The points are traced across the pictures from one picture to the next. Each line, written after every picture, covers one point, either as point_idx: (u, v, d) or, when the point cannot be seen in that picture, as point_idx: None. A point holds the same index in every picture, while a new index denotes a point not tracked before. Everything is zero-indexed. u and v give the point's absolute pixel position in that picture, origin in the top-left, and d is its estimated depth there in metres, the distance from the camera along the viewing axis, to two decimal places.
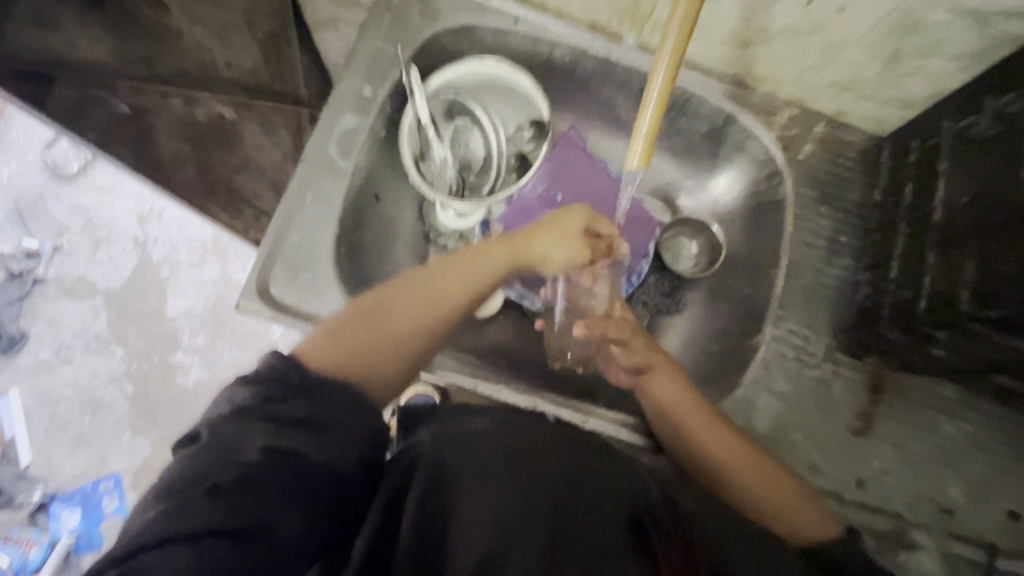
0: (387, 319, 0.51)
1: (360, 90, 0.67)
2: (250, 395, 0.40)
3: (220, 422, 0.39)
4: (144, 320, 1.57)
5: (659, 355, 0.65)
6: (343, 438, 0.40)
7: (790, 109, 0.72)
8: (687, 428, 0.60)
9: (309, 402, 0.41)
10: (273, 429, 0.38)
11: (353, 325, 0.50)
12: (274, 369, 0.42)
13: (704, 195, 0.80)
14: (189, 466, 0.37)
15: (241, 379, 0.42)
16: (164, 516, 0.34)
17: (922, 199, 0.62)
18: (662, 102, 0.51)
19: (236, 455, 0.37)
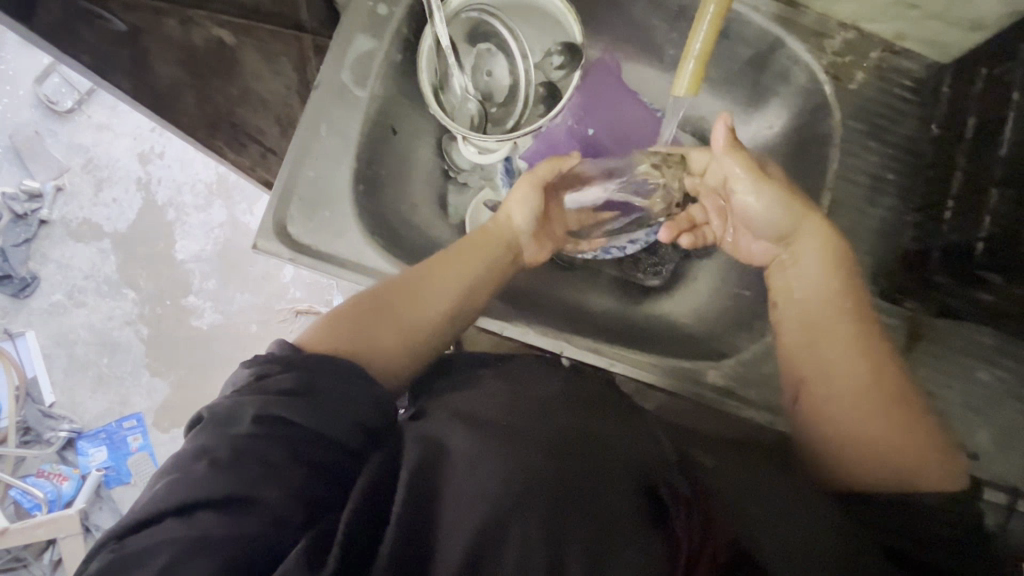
0: (393, 307, 0.54)
1: (374, 8, 0.61)
2: (247, 375, 0.45)
3: (222, 401, 0.44)
4: (155, 262, 1.56)
5: (809, 221, 0.56)
6: (328, 400, 0.44)
7: (843, 32, 0.66)
8: (820, 344, 0.54)
9: (300, 374, 0.45)
10: (261, 401, 0.43)
11: (367, 310, 0.53)
12: (273, 354, 0.47)
13: (742, 130, 0.75)
14: (191, 443, 0.42)
15: (245, 362, 0.47)
16: (165, 491, 0.39)
17: (987, 133, 0.57)
18: (718, 20, 0.45)
19: (230, 428, 0.41)
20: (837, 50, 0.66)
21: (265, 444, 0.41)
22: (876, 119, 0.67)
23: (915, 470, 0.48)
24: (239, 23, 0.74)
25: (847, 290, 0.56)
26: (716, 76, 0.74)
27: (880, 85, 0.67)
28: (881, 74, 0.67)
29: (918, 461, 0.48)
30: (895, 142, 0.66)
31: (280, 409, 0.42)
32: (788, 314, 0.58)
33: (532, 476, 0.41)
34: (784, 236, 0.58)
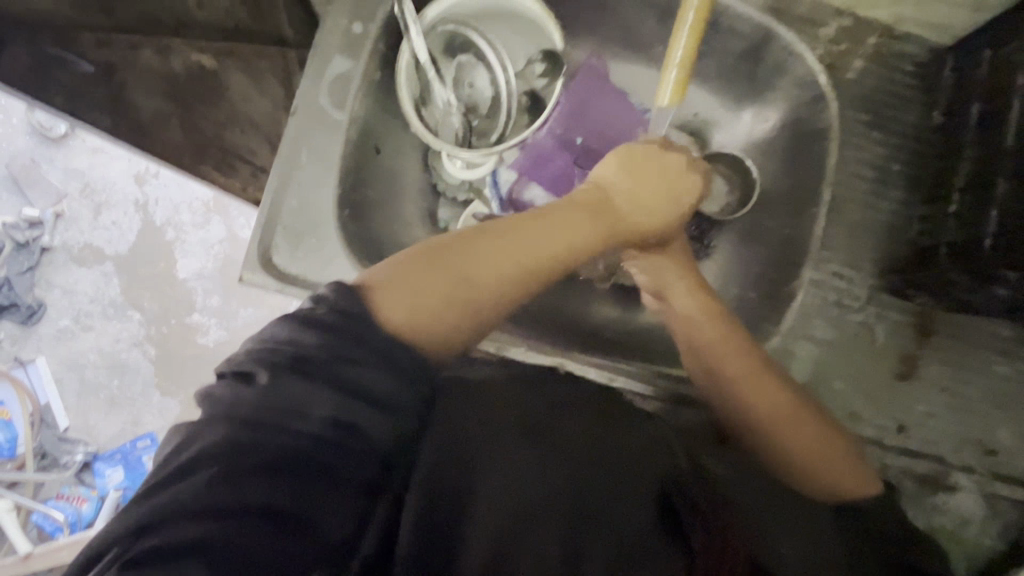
0: (467, 275, 0.45)
1: (349, 27, 0.60)
2: (318, 345, 0.36)
3: (281, 371, 0.36)
4: (157, 283, 1.56)
5: (675, 278, 0.61)
6: (398, 418, 0.38)
7: (837, 20, 0.64)
8: (717, 365, 0.56)
9: (377, 368, 0.37)
10: (335, 396, 0.36)
11: (430, 277, 0.43)
12: (343, 318, 0.38)
13: (736, 126, 0.73)
14: (241, 421, 0.35)
15: (304, 319, 0.37)
16: (206, 481, 0.33)
17: (993, 120, 0.55)
18: (699, 29, 0.45)
19: (293, 420, 0.35)
20: (832, 38, 0.64)
21: (327, 457, 0.35)
22: (878, 108, 0.64)
23: (832, 477, 0.50)
24: (217, 47, 0.73)
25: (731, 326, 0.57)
26: (707, 70, 0.71)
27: (881, 72, 0.64)
28: (881, 61, 0.64)
29: (832, 470, 0.50)
30: (899, 131, 0.64)
31: (354, 415, 0.36)
32: (691, 364, 0.59)
33: (558, 495, 0.43)
34: (659, 291, 0.62)
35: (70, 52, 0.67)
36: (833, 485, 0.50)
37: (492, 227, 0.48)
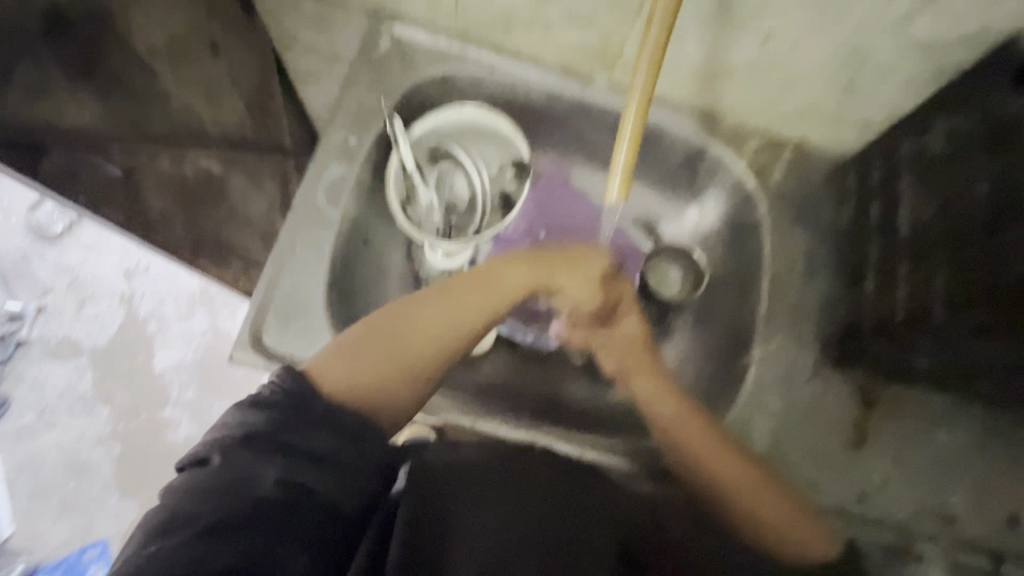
0: (400, 338, 0.51)
1: (346, 140, 0.70)
2: (268, 420, 0.39)
3: (234, 447, 0.38)
4: (133, 376, 1.54)
5: (637, 352, 0.67)
6: (347, 475, 0.40)
7: (760, 136, 0.75)
8: (675, 432, 0.61)
9: (326, 432, 0.40)
10: (287, 461, 0.38)
11: (365, 344, 0.50)
12: (292, 392, 0.42)
13: (685, 221, 0.83)
14: (198, 498, 0.36)
15: (253, 399, 0.41)
16: (167, 559, 0.34)
17: (890, 215, 0.65)
18: (637, 136, 0.57)
19: (247, 488, 0.37)
20: (757, 150, 0.75)
21: (285, 517, 0.37)
22: (802, 207, 0.74)
23: (789, 530, 0.53)
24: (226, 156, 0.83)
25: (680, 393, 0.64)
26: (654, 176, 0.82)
27: (800, 176, 0.75)
28: (799, 168, 0.75)
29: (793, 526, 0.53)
30: (822, 225, 0.73)
31: (310, 478, 0.39)
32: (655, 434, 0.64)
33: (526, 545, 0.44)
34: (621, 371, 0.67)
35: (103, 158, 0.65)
36: (787, 541, 0.52)
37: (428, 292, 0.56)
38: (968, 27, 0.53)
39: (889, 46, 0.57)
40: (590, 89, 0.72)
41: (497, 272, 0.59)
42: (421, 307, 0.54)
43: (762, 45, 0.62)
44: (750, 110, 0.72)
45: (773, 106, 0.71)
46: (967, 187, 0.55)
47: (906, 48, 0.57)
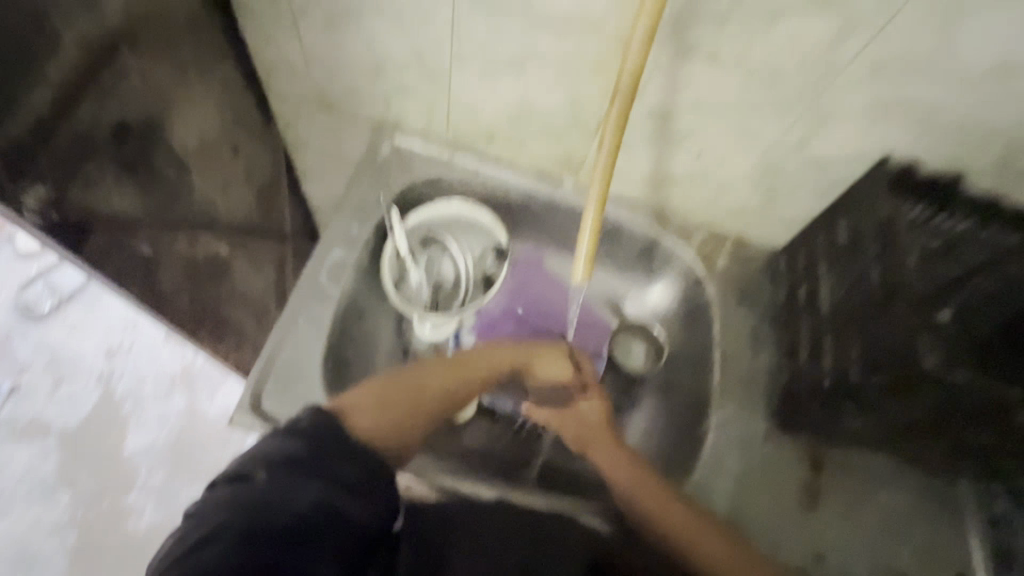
0: (414, 396, 0.63)
1: (348, 228, 0.80)
2: (303, 450, 0.48)
3: (277, 470, 0.46)
4: (99, 460, 1.48)
5: (599, 430, 0.73)
6: (370, 499, 0.49)
7: (703, 230, 0.88)
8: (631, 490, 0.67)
9: (353, 462, 0.50)
10: (321, 483, 0.47)
11: (386, 394, 0.61)
12: (317, 427, 0.50)
13: (645, 301, 0.92)
14: (240, 509, 0.43)
15: (290, 430, 0.49)
16: (216, 558, 0.41)
17: (814, 296, 0.76)
18: (595, 231, 0.68)
19: (287, 505, 0.44)
20: (702, 241, 0.88)
21: (316, 531, 0.45)
22: (744, 290, 0.85)
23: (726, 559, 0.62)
24: (236, 241, 0.92)
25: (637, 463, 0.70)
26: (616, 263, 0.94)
27: (740, 264, 0.87)
28: (739, 257, 0.87)
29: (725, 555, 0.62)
30: (762, 305, 0.84)
31: (338, 498, 0.47)
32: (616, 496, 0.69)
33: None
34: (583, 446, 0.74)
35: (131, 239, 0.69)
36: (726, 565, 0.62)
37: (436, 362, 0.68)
38: (851, 149, 0.68)
39: (796, 161, 0.72)
40: (559, 188, 0.86)
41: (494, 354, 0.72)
42: (430, 371, 0.66)
43: (698, 157, 0.77)
44: (693, 208, 0.86)
45: (712, 206, 0.84)
46: (868, 275, 0.67)
47: (808, 163, 0.72)
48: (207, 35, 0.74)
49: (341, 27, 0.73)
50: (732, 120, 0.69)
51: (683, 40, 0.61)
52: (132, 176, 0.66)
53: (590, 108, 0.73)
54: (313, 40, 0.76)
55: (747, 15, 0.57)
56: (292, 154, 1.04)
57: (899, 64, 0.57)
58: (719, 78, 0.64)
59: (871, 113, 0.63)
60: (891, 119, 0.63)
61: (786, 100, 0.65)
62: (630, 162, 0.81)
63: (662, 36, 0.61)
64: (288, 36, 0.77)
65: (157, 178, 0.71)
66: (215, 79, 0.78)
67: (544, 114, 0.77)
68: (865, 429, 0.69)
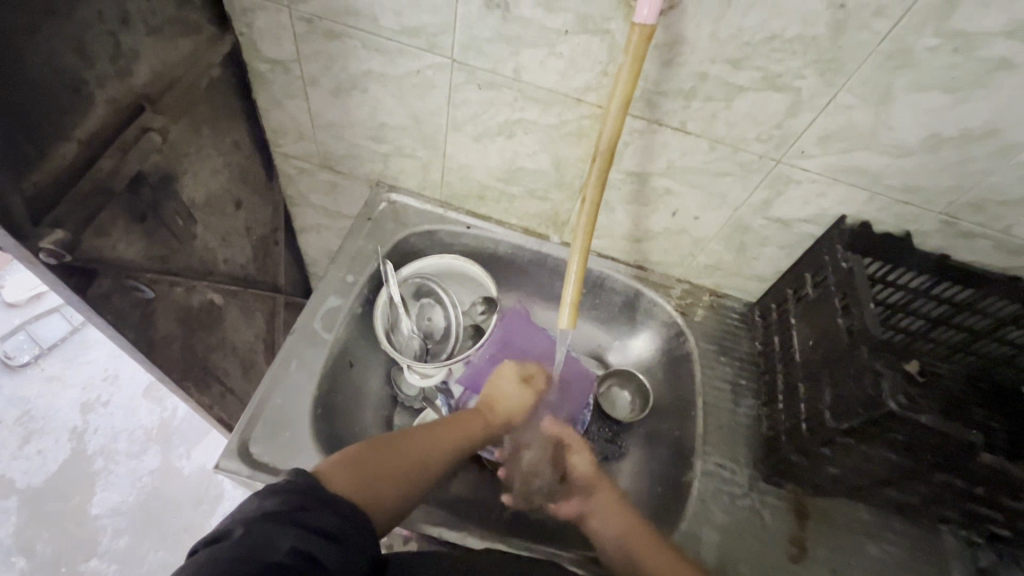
0: (399, 459, 0.59)
1: (344, 277, 0.84)
2: (282, 502, 0.45)
3: (254, 523, 0.43)
4: (61, 521, 1.39)
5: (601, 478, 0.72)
6: (349, 551, 0.46)
7: (681, 284, 0.94)
8: (637, 550, 0.64)
9: (332, 517, 0.47)
10: (302, 533, 0.43)
11: (370, 457, 0.56)
12: (294, 483, 0.48)
13: (628, 349, 0.97)
14: (220, 560, 0.39)
15: (265, 489, 0.46)
16: None
17: (787, 346, 0.80)
18: (579, 281, 0.73)
19: (265, 554, 0.40)
20: (680, 294, 0.93)
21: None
22: (722, 340, 0.89)
23: None
24: (232, 289, 0.94)
25: (639, 519, 0.67)
26: (600, 316, 0.98)
27: (718, 318, 0.91)
28: (715, 310, 0.92)
29: None
30: (740, 356, 0.87)
31: (320, 548, 0.43)
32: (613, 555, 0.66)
33: None
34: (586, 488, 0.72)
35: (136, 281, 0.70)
36: None
37: (417, 428, 0.65)
38: (810, 210, 0.75)
39: (762, 220, 0.78)
40: (546, 243, 0.92)
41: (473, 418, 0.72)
42: (413, 436, 0.63)
43: (674, 216, 0.83)
44: (671, 264, 0.91)
45: (689, 262, 0.90)
46: (834, 324, 0.70)
47: (773, 222, 0.78)
48: (223, 100, 0.81)
49: (349, 96, 0.80)
50: (703, 183, 0.76)
51: (656, 112, 0.68)
52: (141, 226, 0.69)
53: (574, 171, 0.80)
54: (321, 106, 0.83)
55: (710, 92, 0.64)
56: (291, 210, 1.09)
57: (844, 136, 0.64)
58: (688, 146, 0.72)
59: (825, 178, 0.70)
60: (840, 185, 0.70)
61: (750, 165, 0.72)
62: (612, 219, 0.87)
63: (637, 108, 0.69)
64: (298, 102, 0.84)
65: (166, 227, 0.74)
66: (226, 139, 0.84)
67: (531, 176, 0.83)
68: (843, 478, 0.69)
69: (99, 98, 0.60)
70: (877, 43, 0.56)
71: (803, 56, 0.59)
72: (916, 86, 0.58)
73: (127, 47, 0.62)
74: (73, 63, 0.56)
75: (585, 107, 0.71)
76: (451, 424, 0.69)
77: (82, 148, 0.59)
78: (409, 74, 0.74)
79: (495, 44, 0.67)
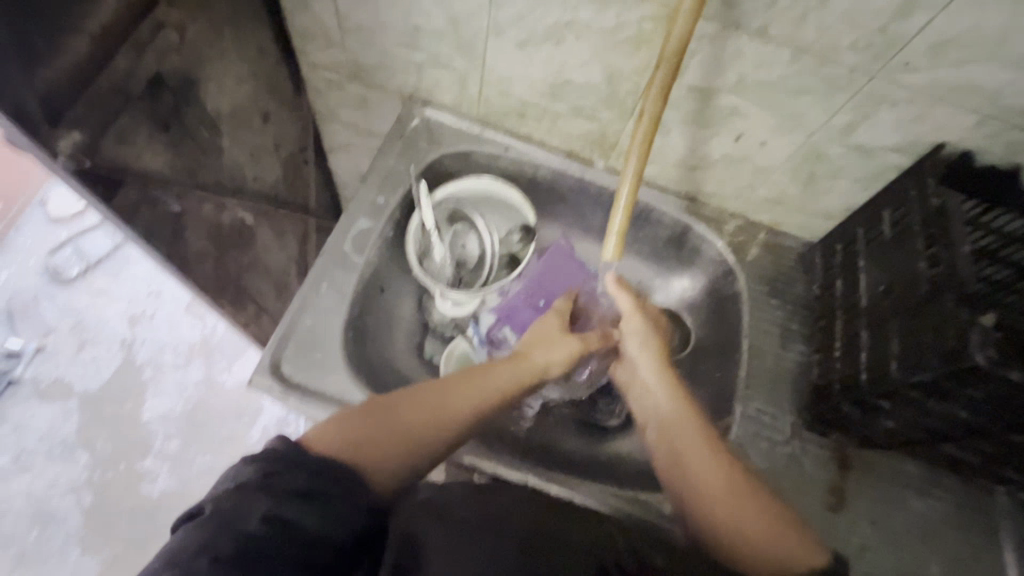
0: (396, 417, 0.55)
1: (375, 198, 0.79)
2: (253, 471, 0.43)
3: (226, 494, 0.42)
4: (118, 423, 1.49)
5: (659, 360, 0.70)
6: (331, 506, 0.44)
7: (735, 220, 0.86)
8: (682, 442, 0.62)
9: (307, 475, 0.44)
10: (272, 498, 0.42)
11: (364, 418, 0.53)
12: (272, 448, 0.46)
13: (671, 287, 0.92)
14: (191, 539, 0.39)
15: (245, 458, 0.45)
16: None
17: (851, 290, 0.73)
18: (628, 210, 0.68)
19: (236, 525, 0.40)
20: (733, 231, 0.85)
21: (269, 549, 0.40)
22: (775, 282, 0.82)
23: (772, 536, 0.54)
24: (261, 208, 0.92)
25: (695, 414, 0.64)
26: (643, 250, 0.92)
27: (773, 258, 0.84)
28: (771, 249, 0.85)
29: (772, 532, 0.54)
30: (793, 299, 0.81)
31: (292, 509, 0.42)
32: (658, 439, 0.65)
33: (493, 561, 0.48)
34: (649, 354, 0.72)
35: (165, 194, 0.68)
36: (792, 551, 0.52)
37: (423, 384, 0.59)
38: (901, 137, 0.65)
39: (841, 147, 0.69)
40: (590, 169, 0.85)
41: (491, 368, 0.65)
42: (415, 393, 0.58)
43: (738, 141, 0.74)
44: (727, 196, 0.83)
45: (747, 195, 0.82)
46: (911, 268, 0.63)
47: (854, 150, 0.69)
48: None
49: None
50: (777, 102, 0.67)
51: (733, 12, 0.58)
52: (165, 135, 0.66)
53: (629, 85, 0.71)
54: (349, 7, 0.75)
55: None
56: (320, 127, 1.04)
57: (963, 44, 0.54)
58: (765, 58, 0.62)
59: (927, 98, 0.60)
60: (944, 107, 0.60)
61: (839, 80, 0.62)
62: (666, 142, 0.78)
63: (710, 8, 0.59)
64: (324, 2, 0.76)
65: (191, 139, 0.71)
66: (249, 43, 0.78)
67: (579, 91, 0.75)
68: (900, 433, 0.65)
69: None
70: None
71: None
72: None
73: None
74: None
75: (648, 7, 0.61)
76: (464, 376, 0.62)
77: (97, 44, 0.54)
78: None
79: None
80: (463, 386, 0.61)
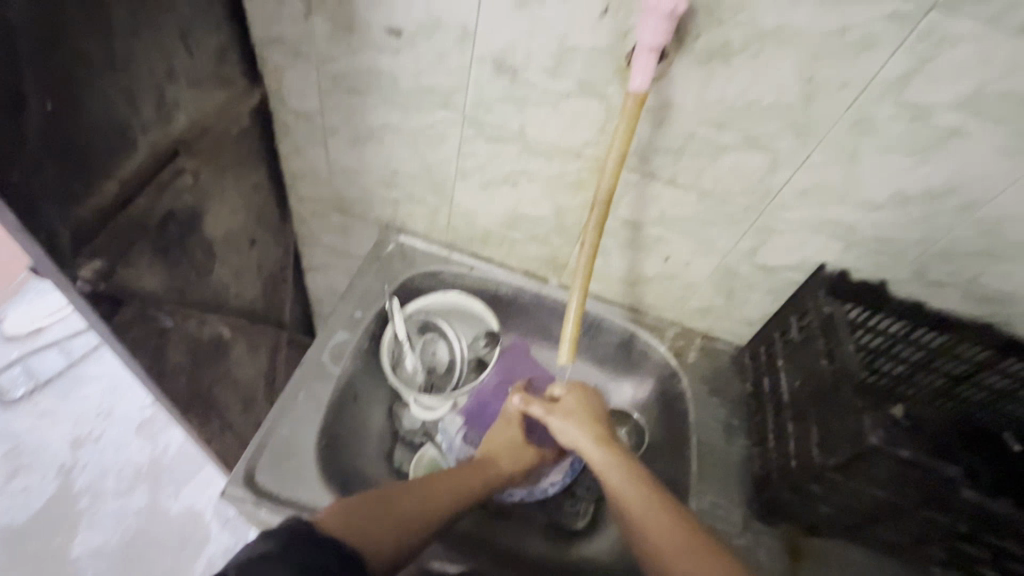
0: (388, 503, 0.59)
1: (352, 313, 0.87)
2: (273, 544, 0.47)
3: (248, 563, 0.45)
4: (40, 562, 1.34)
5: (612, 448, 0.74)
6: None
7: (674, 327, 0.98)
8: (642, 521, 0.64)
9: (319, 553, 0.48)
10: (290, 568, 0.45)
11: (363, 504, 0.57)
12: (288, 527, 0.49)
13: (623, 390, 1.00)
14: None
15: (262, 534, 0.48)
16: None
17: (776, 386, 0.83)
18: (577, 321, 0.78)
19: None
20: (674, 337, 0.97)
21: None
22: (715, 382, 0.92)
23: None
24: (240, 324, 0.98)
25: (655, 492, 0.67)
26: (596, 356, 1.01)
27: (710, 360, 0.95)
28: (708, 352, 0.96)
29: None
30: (732, 397, 0.90)
31: None
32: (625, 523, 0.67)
33: None
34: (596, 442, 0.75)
35: (157, 311, 0.73)
36: None
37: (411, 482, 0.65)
38: (793, 259, 0.80)
39: (749, 266, 0.84)
40: (546, 285, 0.97)
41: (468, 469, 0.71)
42: (404, 486, 0.63)
43: (666, 262, 0.88)
44: (665, 307, 0.96)
45: (681, 305, 0.95)
46: (817, 365, 0.74)
47: (759, 268, 0.84)
48: (248, 146, 0.87)
49: (366, 145, 0.87)
50: (693, 232, 0.82)
51: (649, 165, 0.75)
52: (165, 259, 0.73)
53: (573, 218, 0.86)
54: (338, 154, 0.90)
55: (699, 148, 0.71)
56: (301, 250, 1.15)
57: (820, 191, 0.71)
58: (678, 199, 0.78)
59: (804, 229, 0.76)
60: (819, 236, 0.76)
61: (738, 215, 0.78)
62: (608, 263, 0.92)
63: (630, 163, 0.75)
64: (317, 150, 0.91)
65: (188, 262, 0.79)
66: (247, 182, 0.90)
67: (532, 222, 0.89)
68: (837, 517, 0.71)
69: (141, 142, 0.65)
70: (844, 111, 0.62)
71: (780, 120, 0.65)
72: (881, 149, 0.64)
73: (170, 98, 0.69)
74: (124, 112, 0.61)
75: (583, 161, 0.77)
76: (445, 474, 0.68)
77: (123, 186, 0.63)
78: (421, 127, 0.81)
79: (504, 104, 0.74)
80: (444, 483, 0.66)
